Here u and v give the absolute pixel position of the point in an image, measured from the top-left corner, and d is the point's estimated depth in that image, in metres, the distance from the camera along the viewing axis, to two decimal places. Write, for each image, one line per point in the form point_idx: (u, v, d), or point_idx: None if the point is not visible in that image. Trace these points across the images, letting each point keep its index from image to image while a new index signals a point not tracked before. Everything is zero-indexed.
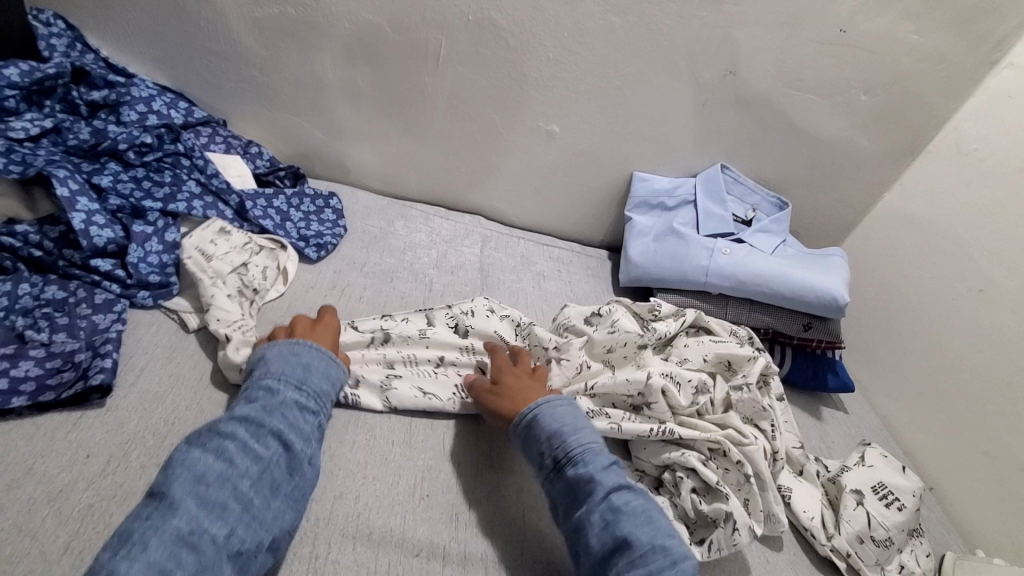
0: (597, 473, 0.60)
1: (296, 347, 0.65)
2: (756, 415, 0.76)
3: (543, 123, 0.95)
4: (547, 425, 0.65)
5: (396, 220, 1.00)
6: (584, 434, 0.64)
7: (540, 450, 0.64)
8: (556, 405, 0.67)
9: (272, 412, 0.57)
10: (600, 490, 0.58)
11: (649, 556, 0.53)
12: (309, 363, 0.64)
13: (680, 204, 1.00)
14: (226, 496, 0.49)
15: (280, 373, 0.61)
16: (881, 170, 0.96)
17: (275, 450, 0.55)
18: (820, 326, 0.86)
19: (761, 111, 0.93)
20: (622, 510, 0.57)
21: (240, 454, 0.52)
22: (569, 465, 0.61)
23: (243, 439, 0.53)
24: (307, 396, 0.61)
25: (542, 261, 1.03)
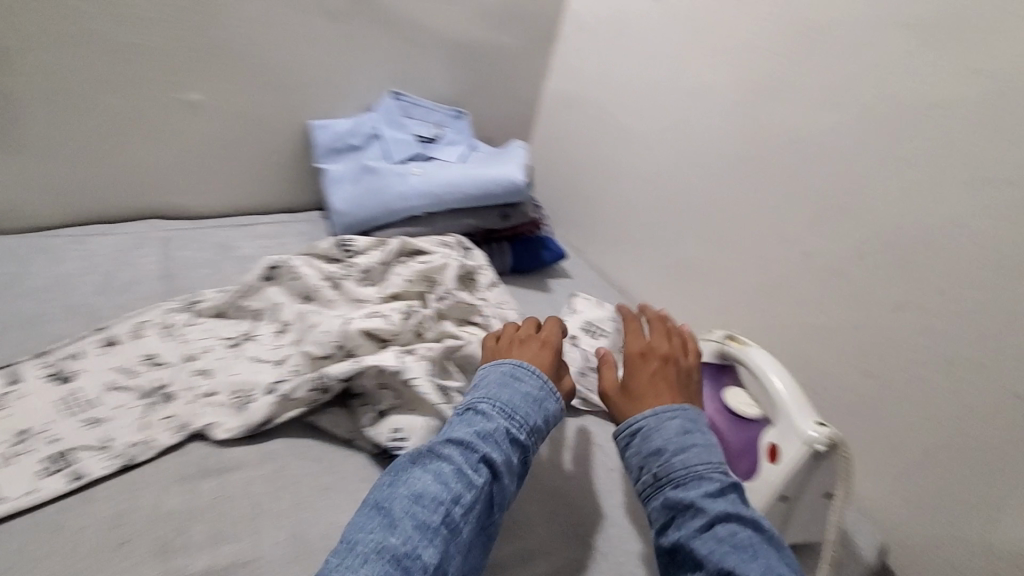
0: (701, 500, 0.49)
1: (516, 371, 0.57)
2: (469, 314, 0.75)
3: (176, 93, 0.83)
4: (649, 436, 0.54)
5: (30, 256, 0.77)
6: (693, 452, 0.52)
7: (637, 461, 0.54)
8: (664, 416, 0.55)
9: (484, 436, 0.51)
10: (708, 518, 0.47)
11: None
12: (526, 391, 0.56)
13: (367, 141, 0.95)
14: (430, 515, 0.45)
15: (493, 399, 0.54)
16: (523, 68, 1.09)
17: (485, 476, 0.49)
18: (517, 213, 0.91)
19: (400, 28, 0.94)
20: (730, 543, 0.46)
21: (455, 479, 0.48)
22: (669, 485, 0.51)
23: (455, 464, 0.48)
24: (517, 423, 0.53)
25: (247, 242, 0.91)
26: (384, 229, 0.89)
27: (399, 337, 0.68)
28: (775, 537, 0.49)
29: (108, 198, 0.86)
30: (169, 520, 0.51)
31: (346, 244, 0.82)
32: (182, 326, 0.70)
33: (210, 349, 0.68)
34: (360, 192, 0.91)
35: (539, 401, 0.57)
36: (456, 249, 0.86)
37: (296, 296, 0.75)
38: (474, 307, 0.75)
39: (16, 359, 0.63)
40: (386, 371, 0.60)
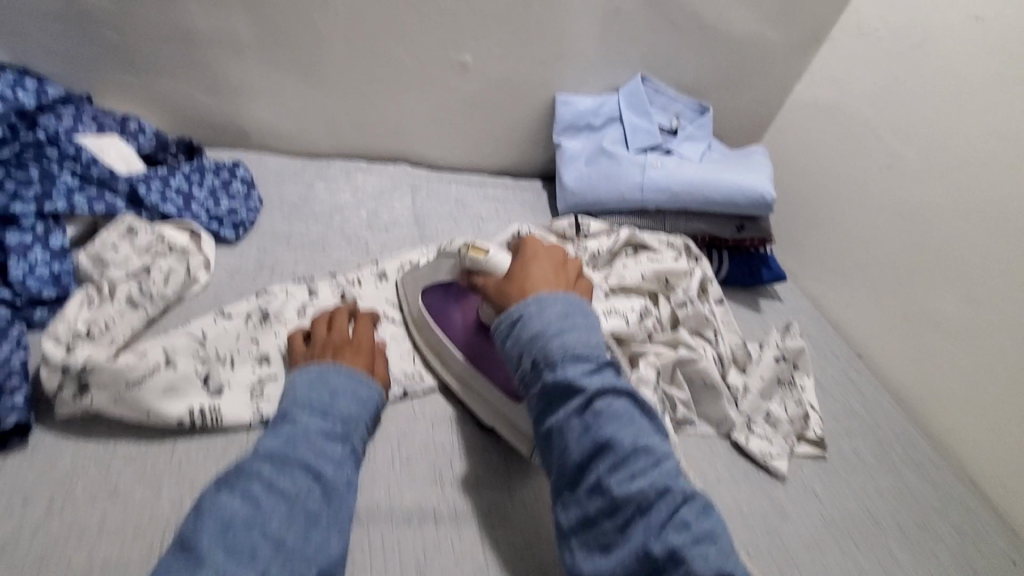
0: (579, 378, 0.50)
1: (323, 373, 0.54)
2: (701, 326, 0.74)
3: (454, 54, 0.88)
4: (526, 324, 0.53)
5: (314, 182, 0.89)
6: (571, 336, 0.52)
7: (517, 349, 0.54)
8: (547, 303, 0.54)
9: (297, 441, 0.48)
10: (583, 400, 0.49)
11: (632, 459, 0.47)
12: (339, 386, 0.53)
13: (606, 123, 0.96)
14: (253, 540, 0.41)
15: (304, 404, 0.51)
16: (780, 65, 1.01)
17: (304, 482, 0.46)
18: (752, 226, 0.89)
19: (672, 13, 0.90)
20: (608, 416, 0.49)
21: (265, 497, 0.44)
22: (548, 370, 0.51)
23: (267, 479, 0.45)
24: (336, 419, 0.51)
25: (480, 202, 0.96)
26: (609, 217, 0.90)
27: (633, 339, 0.69)
28: (648, 409, 0.51)
29: (375, 138, 0.96)
30: (438, 452, 0.59)
31: (580, 227, 0.85)
32: None
33: None
34: (594, 174, 0.92)
35: (355, 392, 0.54)
36: (682, 253, 0.84)
37: None
38: (709, 323, 0.74)
39: (314, 274, 0.74)
40: None
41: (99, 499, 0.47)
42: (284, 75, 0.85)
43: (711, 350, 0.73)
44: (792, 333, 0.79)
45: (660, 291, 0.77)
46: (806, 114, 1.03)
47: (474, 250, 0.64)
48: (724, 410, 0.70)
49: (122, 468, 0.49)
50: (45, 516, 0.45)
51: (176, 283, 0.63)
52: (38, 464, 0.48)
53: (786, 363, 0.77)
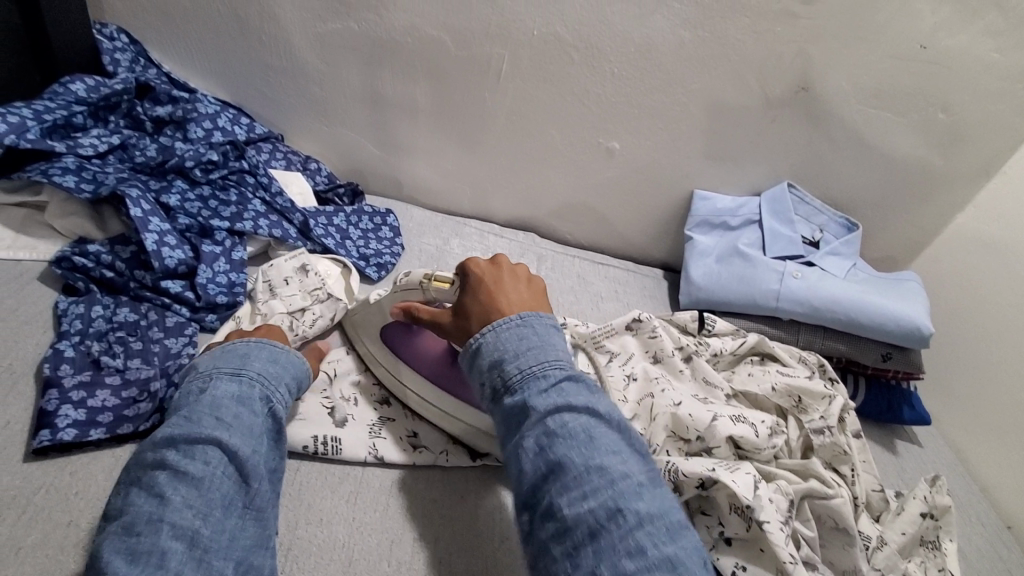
0: (531, 398, 0.44)
1: (229, 347, 0.52)
2: (835, 459, 0.67)
3: (603, 139, 0.91)
4: (484, 350, 0.48)
5: (450, 237, 0.94)
6: (528, 355, 0.46)
7: (479, 377, 0.48)
8: (501, 328, 0.49)
9: (205, 415, 0.45)
10: (536, 420, 0.43)
11: (585, 479, 0.39)
12: (246, 353, 0.52)
13: (744, 224, 0.94)
14: (159, 540, 0.38)
15: (210, 371, 0.49)
16: (945, 194, 0.94)
17: (219, 461, 0.43)
18: (900, 356, 0.81)
19: (831, 128, 0.89)
20: (560, 435, 0.42)
21: (170, 487, 0.40)
22: (506, 395, 0.45)
23: (173, 464, 0.41)
24: (245, 381, 0.49)
25: (600, 281, 0.97)
26: (736, 318, 0.88)
27: (760, 452, 0.64)
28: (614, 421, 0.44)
29: (511, 205, 1.01)
30: None
31: (705, 324, 0.82)
32: None
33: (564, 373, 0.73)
34: (725, 273, 0.89)
35: (274, 357, 0.53)
36: (816, 373, 0.78)
37: (647, 355, 0.77)
38: (847, 456, 0.67)
39: None
40: (742, 498, 0.56)
41: None
42: (445, 139, 0.93)
43: (846, 488, 0.65)
44: (941, 488, 0.68)
45: (790, 409, 0.71)
46: (969, 249, 0.95)
47: (437, 283, 0.58)
48: (858, 564, 0.60)
49: None
50: None
51: (317, 328, 0.66)
52: None
53: (931, 522, 0.66)
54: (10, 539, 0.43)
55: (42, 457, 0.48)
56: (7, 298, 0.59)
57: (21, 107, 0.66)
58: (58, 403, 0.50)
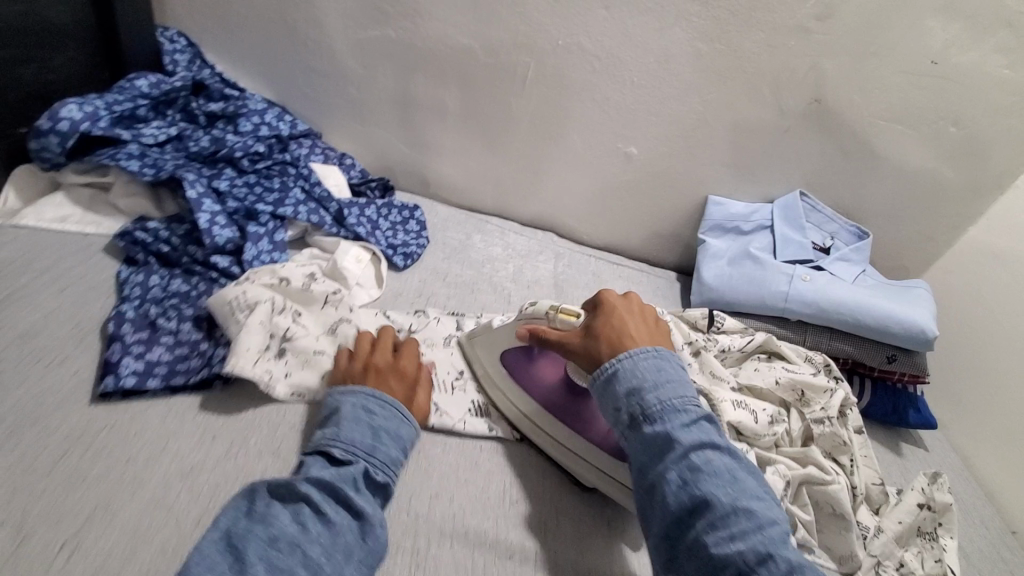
0: (674, 430, 0.49)
1: (369, 403, 0.54)
2: (835, 449, 0.70)
3: (621, 144, 0.96)
4: (621, 378, 0.53)
5: (473, 233, 0.99)
6: (668, 390, 0.51)
7: (613, 403, 0.53)
8: (638, 356, 0.54)
9: (343, 474, 0.48)
10: (678, 452, 0.47)
11: (731, 518, 0.44)
12: (380, 426, 0.53)
13: (755, 229, 0.97)
14: (294, 563, 0.41)
15: (348, 445, 0.50)
16: (958, 206, 0.96)
17: (347, 514, 0.46)
18: (905, 359, 0.83)
19: (843, 138, 0.92)
20: (704, 471, 0.46)
21: (310, 519, 0.44)
22: (645, 423, 0.50)
23: (314, 504, 0.45)
24: (381, 461, 0.51)
25: (615, 279, 1.01)
26: (744, 319, 0.91)
27: (759, 439, 0.68)
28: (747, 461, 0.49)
29: (533, 206, 1.06)
30: (549, 502, 0.60)
31: (714, 321, 0.85)
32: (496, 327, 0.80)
33: None
34: (737, 275, 0.92)
35: (396, 431, 0.54)
36: (821, 371, 0.81)
37: None
38: (846, 447, 0.69)
39: (461, 311, 0.81)
40: None
41: (265, 453, 0.54)
42: (472, 140, 0.99)
43: (844, 477, 0.67)
44: (941, 484, 0.69)
45: (793, 402, 0.74)
46: (980, 261, 0.96)
47: (564, 314, 0.62)
48: (852, 548, 0.62)
49: (287, 433, 0.56)
50: (225, 454, 0.53)
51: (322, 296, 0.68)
52: (229, 411, 0.56)
53: (928, 513, 0.68)
54: (80, 470, 0.48)
55: (107, 400, 0.54)
56: (76, 266, 0.66)
57: (94, 98, 0.73)
58: (121, 355, 0.56)
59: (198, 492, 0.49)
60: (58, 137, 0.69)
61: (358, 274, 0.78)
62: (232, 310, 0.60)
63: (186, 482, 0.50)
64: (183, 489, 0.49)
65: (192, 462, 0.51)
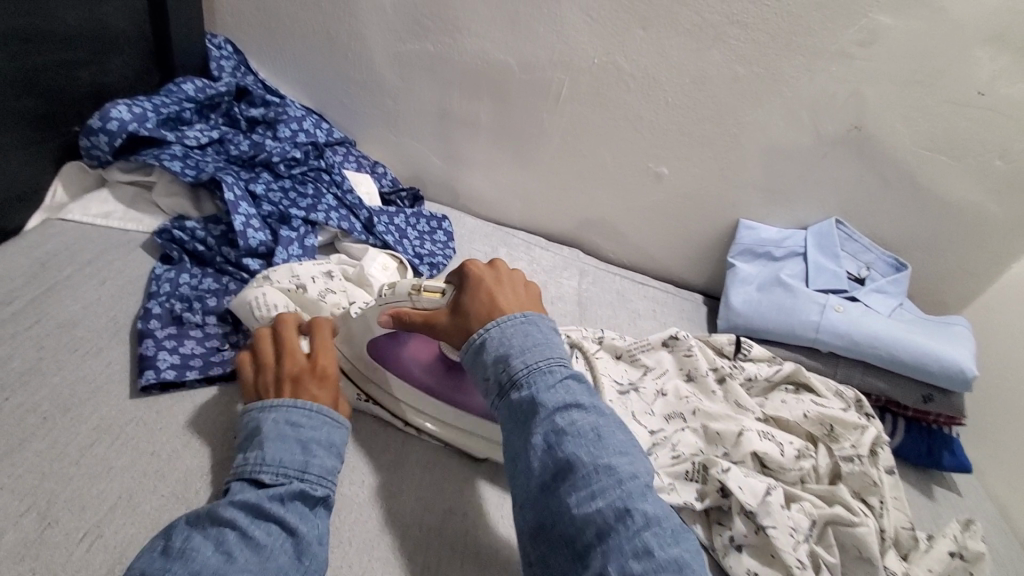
0: (540, 393, 0.48)
1: (291, 418, 0.51)
2: (864, 489, 0.67)
3: (652, 164, 0.95)
4: (491, 350, 0.51)
5: (499, 247, 0.99)
6: (535, 356, 0.50)
7: (484, 373, 0.52)
8: (507, 326, 0.52)
9: (272, 496, 0.46)
10: (543, 415, 0.47)
11: (591, 477, 0.43)
12: (311, 440, 0.50)
13: (787, 255, 0.95)
14: None
15: (281, 469, 0.48)
16: (1004, 243, 0.92)
17: (275, 537, 0.44)
18: (941, 399, 0.80)
19: (883, 167, 0.89)
20: (568, 431, 0.45)
21: (236, 547, 0.42)
22: (513, 391, 0.49)
23: (242, 528, 0.43)
24: (314, 478, 0.49)
25: (639, 299, 1.00)
26: (772, 347, 0.88)
27: (785, 472, 0.66)
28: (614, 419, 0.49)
29: (559, 221, 1.05)
30: None
31: (741, 347, 0.83)
32: None
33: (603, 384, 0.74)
34: (767, 301, 0.90)
35: (329, 446, 0.52)
36: (852, 407, 0.78)
37: (680, 372, 0.79)
38: (876, 488, 0.67)
39: None
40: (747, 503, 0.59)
41: None
42: (502, 154, 0.99)
43: (873, 519, 0.64)
44: (974, 532, 0.67)
45: (821, 436, 0.71)
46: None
47: (428, 293, 0.58)
48: None
49: None
50: None
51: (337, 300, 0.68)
52: None
53: (960, 563, 0.65)
54: (106, 460, 0.50)
55: (146, 394, 0.56)
56: (116, 260, 0.68)
57: (144, 100, 0.76)
58: (157, 349, 0.58)
59: (217, 490, 0.50)
60: (107, 136, 0.72)
61: (384, 281, 0.79)
62: (251, 311, 0.62)
63: (206, 479, 0.51)
64: (202, 486, 0.50)
65: (213, 460, 0.52)
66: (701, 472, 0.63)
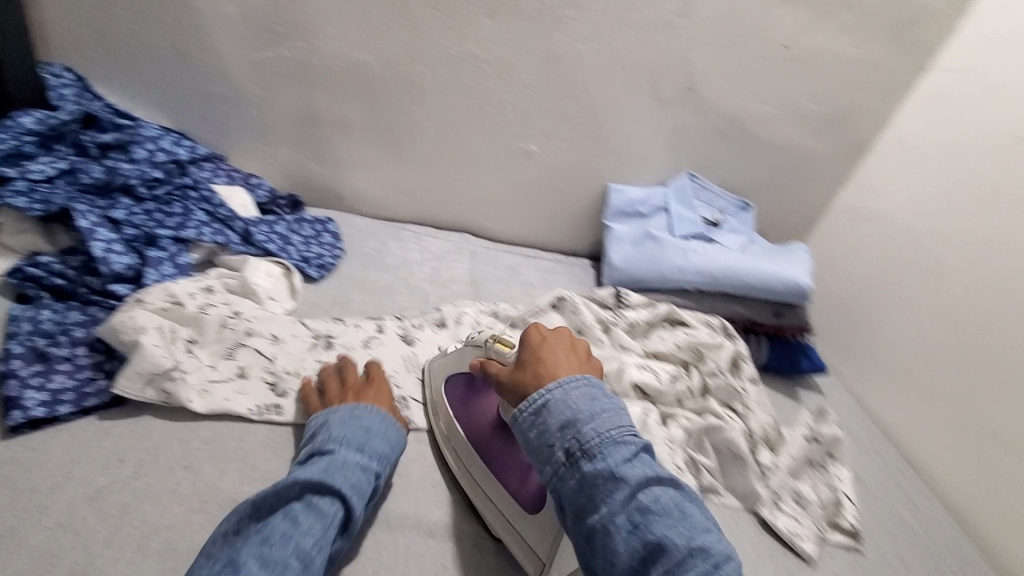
0: (618, 467, 0.47)
1: (355, 411, 0.60)
2: (730, 398, 0.77)
3: (522, 144, 1.02)
4: (553, 410, 0.51)
5: (390, 241, 1.02)
6: (603, 420, 0.50)
7: (546, 440, 0.51)
8: (569, 387, 0.53)
9: (332, 471, 0.52)
10: (627, 489, 0.46)
11: (687, 563, 0.43)
12: (370, 427, 0.59)
13: (653, 212, 1.05)
14: (285, 554, 0.45)
15: (339, 438, 0.56)
16: (828, 174, 1.07)
17: (337, 508, 0.50)
18: (789, 314, 0.93)
19: (719, 122, 1.01)
20: (654, 510, 0.45)
21: (305, 516, 0.48)
22: (584, 460, 0.48)
23: (309, 501, 0.50)
24: (367, 457, 0.56)
25: (530, 272, 1.06)
26: (651, 294, 0.97)
27: (664, 395, 0.74)
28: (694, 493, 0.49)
29: (447, 210, 1.10)
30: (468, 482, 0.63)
31: (621, 297, 0.91)
32: (414, 327, 0.82)
33: None
34: (640, 255, 0.99)
35: (381, 434, 0.60)
36: (719, 333, 0.88)
37: (570, 327, 0.86)
38: (739, 395, 0.76)
39: (379, 314, 0.84)
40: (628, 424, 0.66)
41: (175, 469, 0.55)
42: (380, 151, 1.02)
43: (740, 422, 0.74)
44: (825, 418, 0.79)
45: (692, 361, 0.80)
46: (849, 221, 1.08)
47: (500, 344, 0.64)
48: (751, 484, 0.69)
49: (200, 448, 0.58)
50: (133, 474, 0.54)
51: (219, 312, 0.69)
52: (137, 433, 0.57)
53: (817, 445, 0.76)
54: None
55: (15, 434, 0.54)
56: None
57: None
58: (21, 389, 0.56)
59: (107, 512, 0.50)
60: None
61: (270, 288, 0.79)
62: (122, 334, 0.61)
63: (93, 503, 0.51)
64: (91, 510, 0.50)
65: (100, 484, 0.52)
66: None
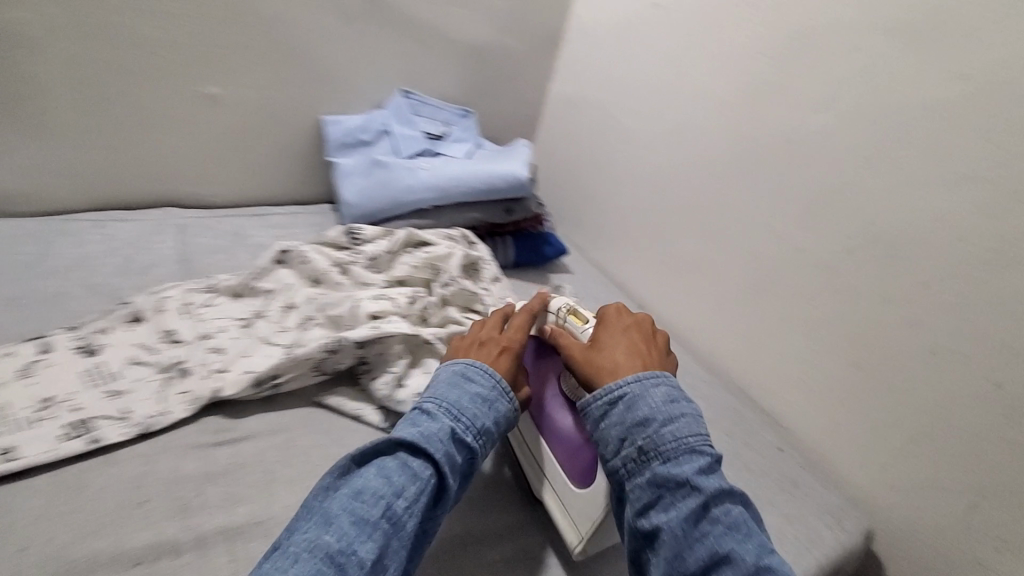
0: (694, 476, 0.48)
1: (467, 372, 0.56)
2: (469, 301, 0.77)
3: (200, 88, 0.87)
4: (635, 406, 0.52)
5: (54, 239, 0.81)
6: (681, 424, 0.51)
7: (619, 433, 0.52)
8: (650, 384, 0.54)
9: (429, 436, 0.49)
10: (699, 500, 0.47)
11: None
12: (477, 394, 0.54)
13: (376, 137, 0.98)
14: (376, 510, 0.44)
15: (440, 398, 0.53)
16: (529, 70, 1.14)
17: (432, 471, 0.48)
18: (519, 208, 0.97)
19: (414, 31, 0.98)
20: (727, 522, 0.47)
21: (396, 474, 0.46)
22: (655, 460, 0.50)
23: (402, 459, 0.47)
24: (466, 424, 0.52)
25: (260, 232, 0.94)
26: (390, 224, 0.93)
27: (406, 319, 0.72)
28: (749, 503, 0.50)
29: (132, 184, 0.90)
30: (188, 482, 0.55)
31: (353, 234, 0.85)
32: (99, 332, 0.66)
33: (225, 328, 0.71)
34: (370, 185, 0.94)
35: (489, 402, 0.55)
36: (460, 243, 0.89)
37: (305, 280, 0.78)
38: (476, 296, 0.77)
39: (48, 329, 0.67)
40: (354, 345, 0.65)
41: None
42: None
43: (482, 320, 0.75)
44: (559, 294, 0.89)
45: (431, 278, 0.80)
46: (559, 111, 1.17)
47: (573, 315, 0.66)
48: None
49: None
50: None
51: None
52: None
53: None
54: None
55: None
56: None
57: None
58: None
59: None
60: None
61: None
62: None
63: None
64: None
65: None
66: (324, 366, 0.65)
